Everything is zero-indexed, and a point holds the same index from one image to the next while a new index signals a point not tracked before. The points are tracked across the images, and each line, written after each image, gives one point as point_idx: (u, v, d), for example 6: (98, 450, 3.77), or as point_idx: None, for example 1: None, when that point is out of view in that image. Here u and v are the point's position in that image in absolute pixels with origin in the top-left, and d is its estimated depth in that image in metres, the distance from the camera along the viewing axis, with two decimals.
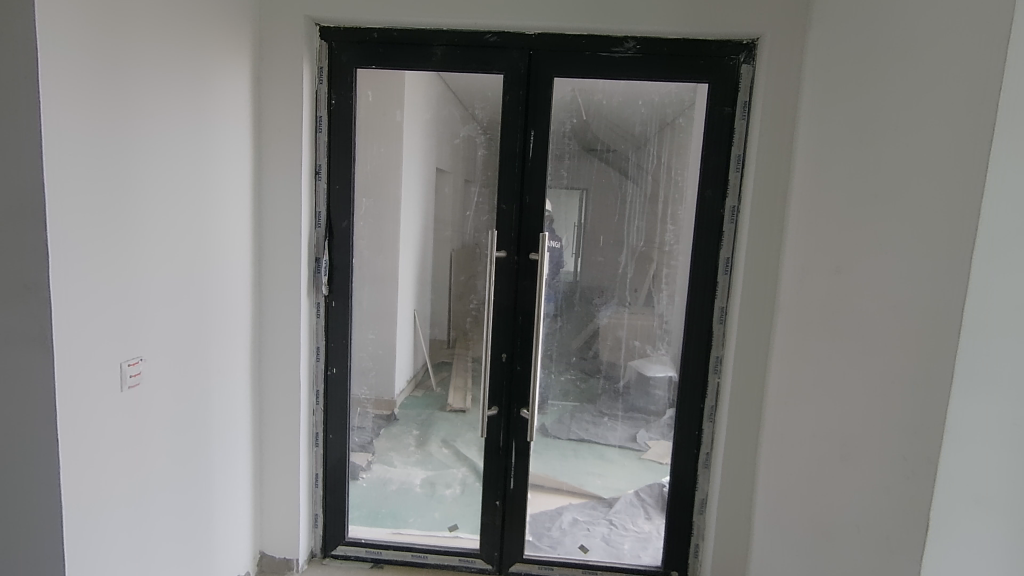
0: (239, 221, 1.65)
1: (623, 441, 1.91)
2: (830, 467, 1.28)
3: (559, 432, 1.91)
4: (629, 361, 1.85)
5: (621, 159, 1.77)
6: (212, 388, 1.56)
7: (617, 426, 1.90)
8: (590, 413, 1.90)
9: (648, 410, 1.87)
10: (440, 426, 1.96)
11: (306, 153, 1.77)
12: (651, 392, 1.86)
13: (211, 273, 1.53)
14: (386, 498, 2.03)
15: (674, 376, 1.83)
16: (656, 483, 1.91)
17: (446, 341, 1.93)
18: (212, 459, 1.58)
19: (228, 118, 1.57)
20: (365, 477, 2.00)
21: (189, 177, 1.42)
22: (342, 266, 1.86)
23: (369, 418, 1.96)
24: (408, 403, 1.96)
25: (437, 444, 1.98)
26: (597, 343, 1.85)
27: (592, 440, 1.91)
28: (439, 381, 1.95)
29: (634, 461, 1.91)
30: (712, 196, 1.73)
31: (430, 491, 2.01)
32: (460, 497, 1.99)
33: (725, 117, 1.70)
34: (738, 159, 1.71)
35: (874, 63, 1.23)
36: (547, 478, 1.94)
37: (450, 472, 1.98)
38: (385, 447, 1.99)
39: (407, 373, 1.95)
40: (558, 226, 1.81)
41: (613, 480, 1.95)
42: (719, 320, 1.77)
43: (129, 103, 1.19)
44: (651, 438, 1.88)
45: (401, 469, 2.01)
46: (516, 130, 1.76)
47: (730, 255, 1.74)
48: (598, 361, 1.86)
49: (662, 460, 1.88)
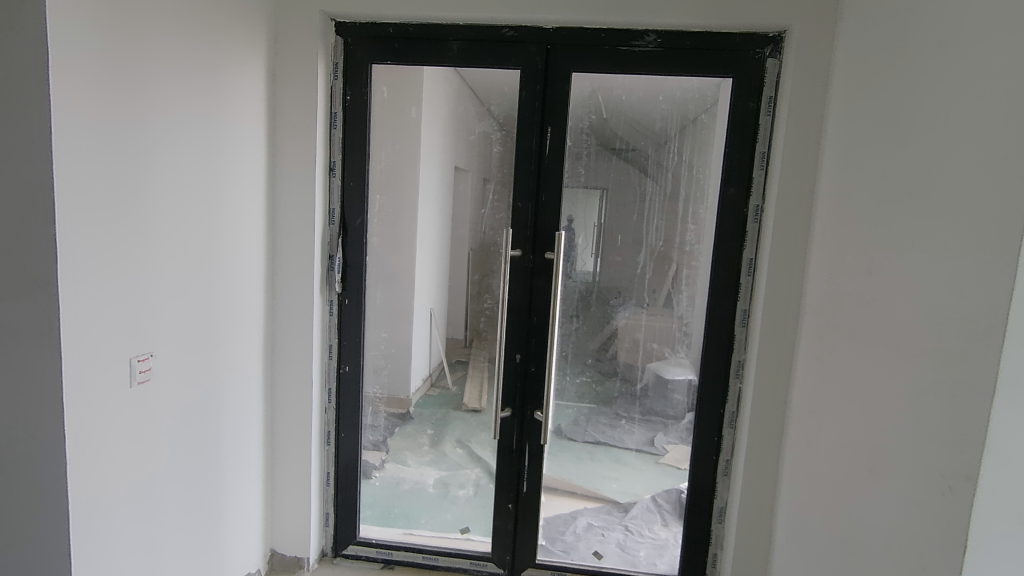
0: (251, 217, 1.64)
1: (641, 445, 1.85)
2: (859, 479, 1.22)
3: (575, 434, 1.87)
4: (647, 363, 1.80)
5: (640, 156, 1.72)
6: (223, 384, 1.56)
7: (633, 430, 1.85)
8: (607, 416, 1.85)
9: (666, 414, 1.82)
10: (454, 426, 1.93)
11: (321, 150, 1.75)
12: (669, 396, 1.81)
13: (222, 269, 1.52)
14: (399, 498, 2.00)
15: (695, 380, 1.78)
16: (673, 489, 1.85)
17: (462, 340, 1.91)
18: (223, 456, 1.57)
19: (242, 113, 1.56)
20: (378, 476, 1.97)
21: (202, 175, 1.41)
22: (356, 264, 1.85)
23: (382, 417, 1.93)
24: (423, 402, 1.93)
25: (451, 444, 1.95)
26: (614, 345, 1.80)
27: (608, 444, 1.87)
28: (454, 380, 1.93)
29: (652, 466, 1.86)
30: (735, 194, 1.67)
31: (443, 491, 1.98)
32: (473, 498, 1.96)
33: (750, 112, 1.64)
34: (763, 156, 1.65)
35: (911, 52, 1.16)
36: (561, 481, 1.90)
37: (464, 473, 1.95)
38: (399, 446, 1.96)
39: (422, 372, 1.92)
40: (576, 225, 1.76)
41: (628, 485, 1.89)
42: (741, 323, 1.71)
43: (143, 98, 1.19)
44: (669, 442, 1.83)
45: (414, 468, 1.98)
46: (533, 126, 1.73)
47: (754, 254, 1.68)
48: (615, 363, 1.81)
49: (680, 465, 1.82)
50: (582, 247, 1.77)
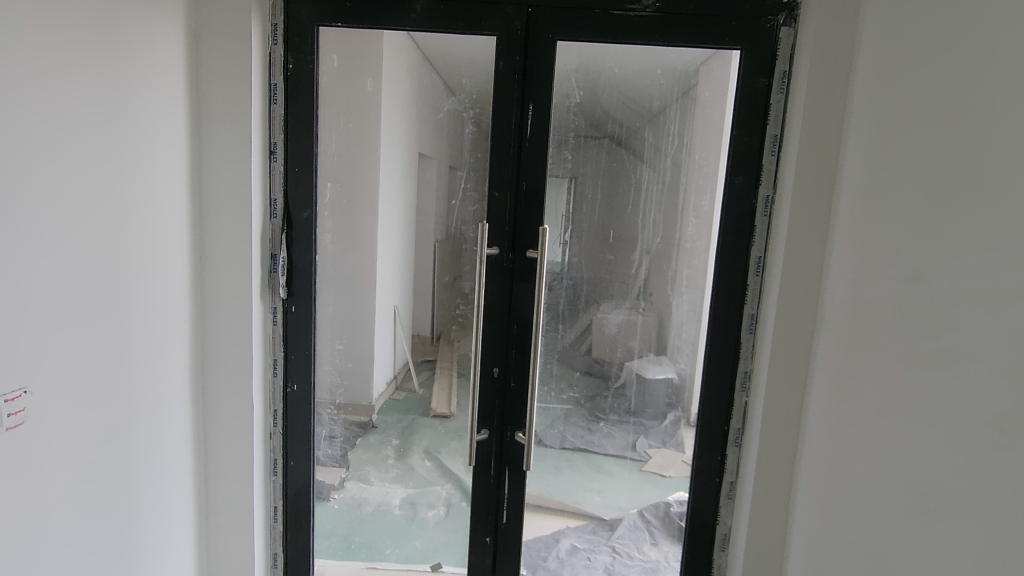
0: (170, 210, 1.34)
1: (621, 450, 1.66)
2: (914, 519, 1.02)
3: (552, 440, 1.66)
4: (625, 361, 1.61)
5: (634, 139, 1.51)
6: (136, 417, 1.26)
7: (614, 434, 1.66)
8: (584, 416, 1.64)
9: (654, 419, 1.63)
10: (422, 435, 1.69)
11: (258, 128, 1.46)
12: (649, 397, 1.62)
13: (133, 272, 1.23)
14: (361, 525, 1.75)
15: (674, 378, 1.60)
16: (661, 502, 1.66)
17: (429, 338, 1.67)
18: (140, 506, 1.28)
19: (154, 80, 1.26)
20: (336, 498, 1.72)
21: (100, 160, 1.12)
22: (303, 265, 1.57)
23: (339, 425, 1.68)
24: (388, 408, 1.70)
25: (419, 457, 1.71)
26: (589, 338, 1.60)
27: (587, 449, 1.65)
28: (421, 383, 1.70)
29: (636, 475, 1.67)
30: (743, 183, 1.47)
31: (411, 513, 1.74)
32: (444, 520, 1.72)
33: (760, 89, 1.44)
34: (774, 140, 1.45)
35: (978, 11, 0.97)
36: (541, 497, 1.67)
37: (433, 490, 1.71)
38: (361, 460, 1.71)
39: (385, 376, 1.69)
40: (548, 217, 1.54)
41: (612, 498, 1.69)
42: (747, 329, 1.52)
43: (13, 61, 0.92)
44: (651, 446, 1.64)
45: (378, 487, 1.73)
46: (511, 104, 1.49)
47: (763, 252, 1.49)
48: (599, 364, 1.61)
49: (665, 472, 1.64)
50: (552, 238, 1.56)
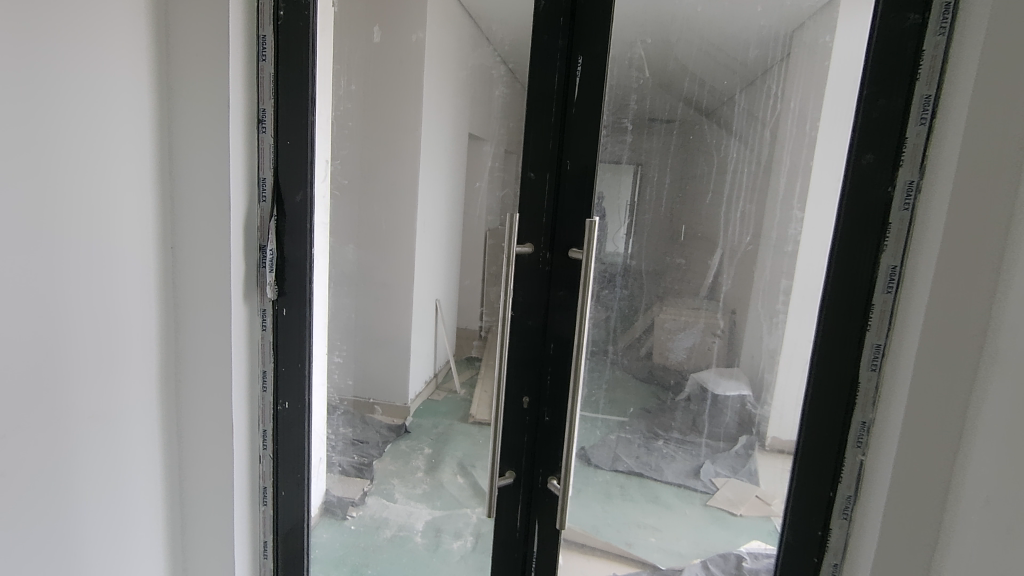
0: (127, 188, 1.08)
1: (682, 477, 1.36)
2: None
3: (602, 460, 1.36)
4: (692, 371, 1.29)
5: (722, 107, 1.17)
6: (78, 445, 1.01)
7: (674, 456, 1.34)
8: (641, 433, 1.34)
9: (723, 438, 1.32)
10: (456, 445, 1.50)
11: (239, 92, 1.20)
12: (717, 413, 1.30)
13: (70, 265, 0.97)
14: (379, 549, 1.54)
15: (748, 397, 1.27)
16: (732, 553, 1.33)
17: (478, 332, 1.46)
18: (84, 551, 1.05)
19: (105, 26, 1.00)
20: (353, 517, 1.53)
21: (16, 121, 0.86)
22: (296, 261, 1.30)
23: (375, 428, 1.55)
24: (422, 411, 1.61)
25: (451, 470, 1.54)
26: (648, 341, 1.27)
27: (643, 474, 1.37)
28: (462, 382, 1.54)
29: (698, 511, 1.39)
30: (874, 164, 1.02)
31: (434, 543, 1.52)
32: (470, 554, 1.46)
33: (910, 30, 0.97)
34: (925, 104, 0.97)
35: None
36: (584, 536, 1.38)
37: (463, 514, 1.49)
38: (387, 471, 1.57)
39: (424, 375, 1.64)
40: (609, 209, 1.21)
41: (669, 539, 1.43)
42: (870, 365, 1.05)
43: None
44: (719, 475, 1.33)
45: (402, 505, 1.57)
46: (555, 56, 1.14)
47: (899, 260, 1.01)
48: (665, 373, 1.28)
49: (737, 511, 1.31)
50: (614, 228, 1.23)
